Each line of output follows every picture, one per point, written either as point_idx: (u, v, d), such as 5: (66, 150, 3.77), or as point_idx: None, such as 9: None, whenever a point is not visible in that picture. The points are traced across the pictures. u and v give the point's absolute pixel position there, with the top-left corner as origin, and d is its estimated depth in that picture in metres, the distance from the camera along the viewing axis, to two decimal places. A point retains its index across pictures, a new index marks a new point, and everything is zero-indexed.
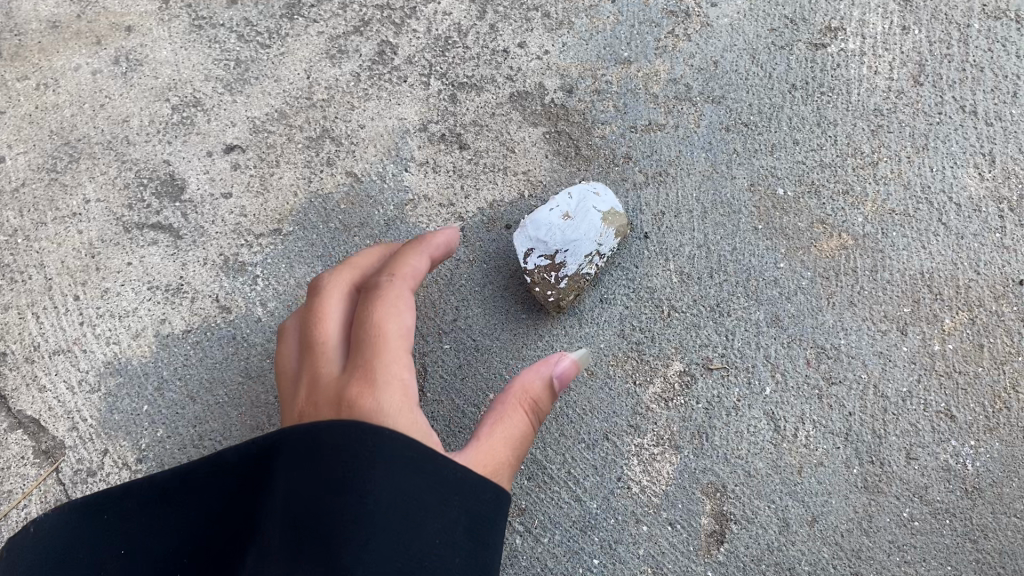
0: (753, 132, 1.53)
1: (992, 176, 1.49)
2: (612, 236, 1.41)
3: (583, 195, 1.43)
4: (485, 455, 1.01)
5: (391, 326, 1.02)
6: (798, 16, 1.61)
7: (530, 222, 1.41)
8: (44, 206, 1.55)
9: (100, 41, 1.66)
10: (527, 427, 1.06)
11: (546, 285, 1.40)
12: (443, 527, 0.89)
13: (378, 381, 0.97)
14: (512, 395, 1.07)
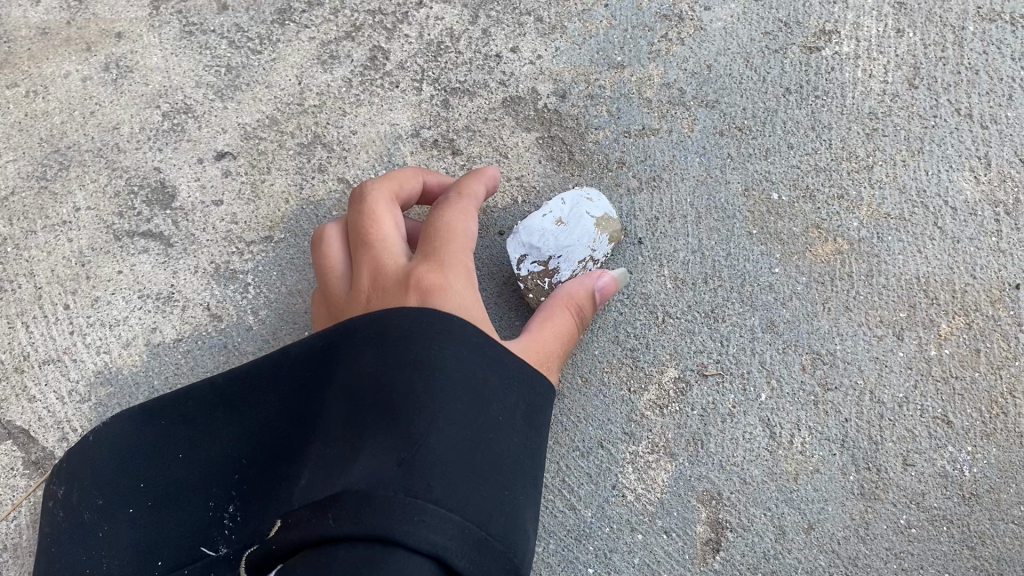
0: (747, 136, 1.52)
1: (988, 179, 1.48)
2: (605, 242, 1.39)
3: (576, 201, 1.40)
4: (536, 345, 1.19)
5: (453, 232, 1.17)
6: (792, 19, 1.60)
7: (523, 227, 1.39)
8: (33, 213, 1.54)
9: (91, 47, 1.65)
10: (572, 327, 1.25)
11: (540, 292, 1.39)
12: (502, 406, 1.02)
13: (443, 273, 1.11)
14: (561, 300, 1.26)
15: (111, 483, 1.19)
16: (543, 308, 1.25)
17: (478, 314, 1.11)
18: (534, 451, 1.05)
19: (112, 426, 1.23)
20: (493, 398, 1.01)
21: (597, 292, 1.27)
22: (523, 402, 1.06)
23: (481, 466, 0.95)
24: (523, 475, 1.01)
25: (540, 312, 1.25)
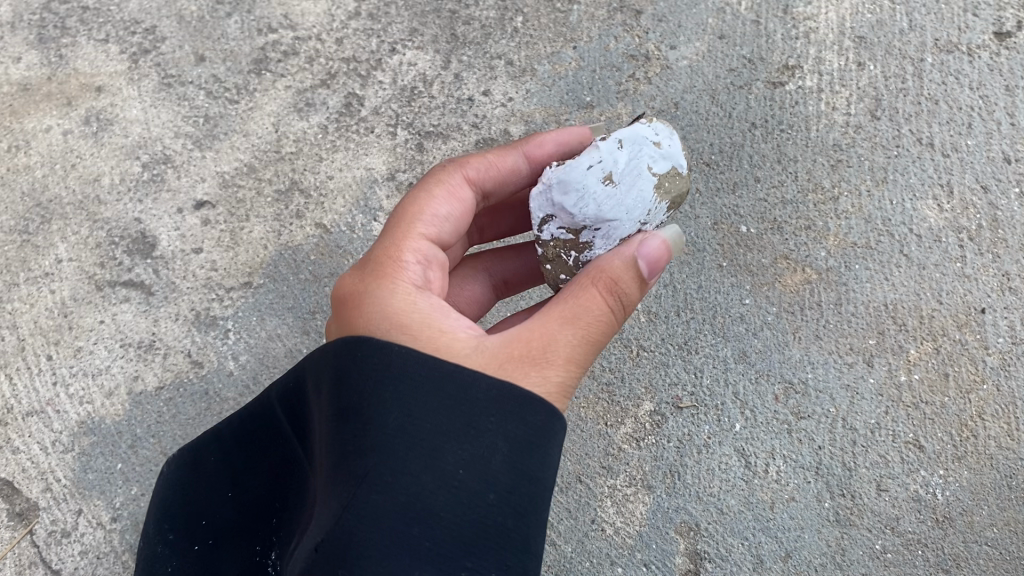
0: (716, 170, 1.55)
1: (951, 207, 1.51)
2: (664, 209, 1.10)
3: (635, 155, 1.07)
4: (530, 334, 0.89)
5: (411, 213, 1.02)
6: (755, 55, 1.64)
7: (557, 176, 1.07)
8: (16, 266, 1.56)
9: (71, 101, 1.69)
10: (603, 312, 0.92)
11: (560, 267, 1.11)
12: (462, 452, 0.81)
13: (384, 265, 0.97)
14: (586, 273, 0.95)
15: (178, 520, 1.15)
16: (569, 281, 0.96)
17: (432, 313, 0.92)
18: (526, 502, 0.83)
19: (170, 469, 1.18)
20: (447, 443, 0.81)
21: (639, 260, 0.93)
22: (508, 436, 0.82)
23: (415, 538, 0.79)
24: (488, 538, 0.80)
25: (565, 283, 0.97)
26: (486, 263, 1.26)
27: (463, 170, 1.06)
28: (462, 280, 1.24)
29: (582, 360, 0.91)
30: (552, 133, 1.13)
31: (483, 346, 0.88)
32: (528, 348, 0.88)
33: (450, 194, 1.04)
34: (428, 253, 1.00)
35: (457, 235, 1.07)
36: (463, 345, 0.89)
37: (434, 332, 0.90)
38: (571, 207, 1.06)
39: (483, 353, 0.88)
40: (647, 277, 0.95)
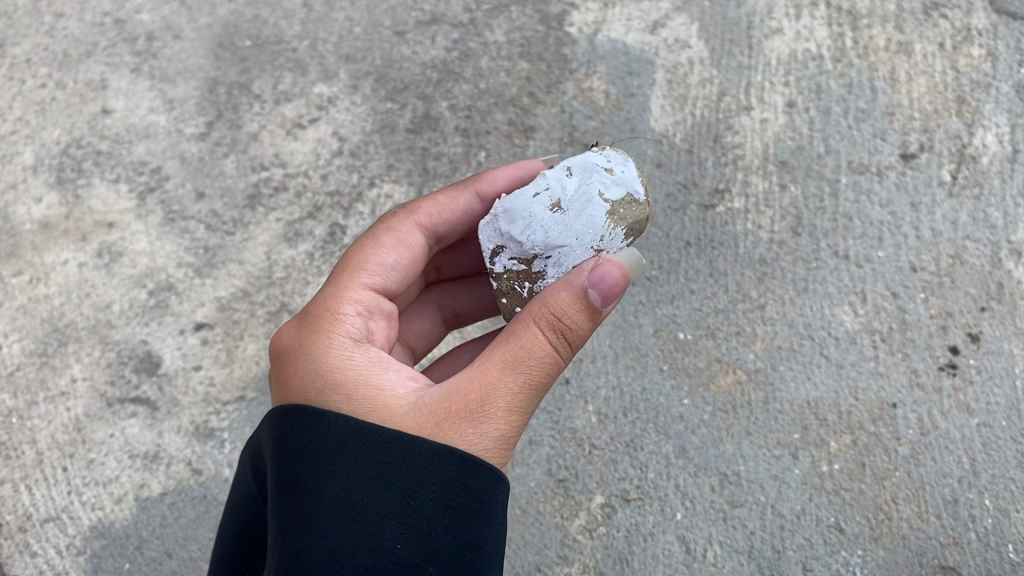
0: (656, 285, 1.75)
1: (865, 312, 1.71)
2: (621, 236, 1.23)
3: (583, 186, 1.23)
4: (470, 388, 1.02)
5: (362, 262, 1.22)
6: (689, 181, 1.86)
7: (505, 207, 1.24)
8: (36, 386, 1.76)
9: (86, 236, 1.91)
10: (543, 354, 1.04)
11: (516, 299, 1.27)
12: (404, 520, 0.92)
13: (328, 317, 1.15)
14: (532, 313, 1.07)
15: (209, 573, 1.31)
16: (515, 321, 1.08)
17: (370, 371, 1.08)
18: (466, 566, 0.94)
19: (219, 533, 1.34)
20: (386, 517, 0.92)
21: (585, 292, 1.06)
22: (447, 505, 0.94)
23: None
24: None
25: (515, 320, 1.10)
26: (437, 297, 1.48)
27: (415, 218, 1.27)
28: (417, 315, 1.46)
29: (523, 402, 1.03)
30: (502, 170, 1.31)
31: (421, 403, 1.03)
32: (468, 400, 1.01)
33: (398, 244, 1.24)
34: (371, 300, 1.20)
35: (409, 274, 1.27)
36: (402, 398, 1.05)
37: (375, 385, 1.06)
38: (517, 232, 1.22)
39: (420, 408, 1.02)
40: (601, 307, 1.07)
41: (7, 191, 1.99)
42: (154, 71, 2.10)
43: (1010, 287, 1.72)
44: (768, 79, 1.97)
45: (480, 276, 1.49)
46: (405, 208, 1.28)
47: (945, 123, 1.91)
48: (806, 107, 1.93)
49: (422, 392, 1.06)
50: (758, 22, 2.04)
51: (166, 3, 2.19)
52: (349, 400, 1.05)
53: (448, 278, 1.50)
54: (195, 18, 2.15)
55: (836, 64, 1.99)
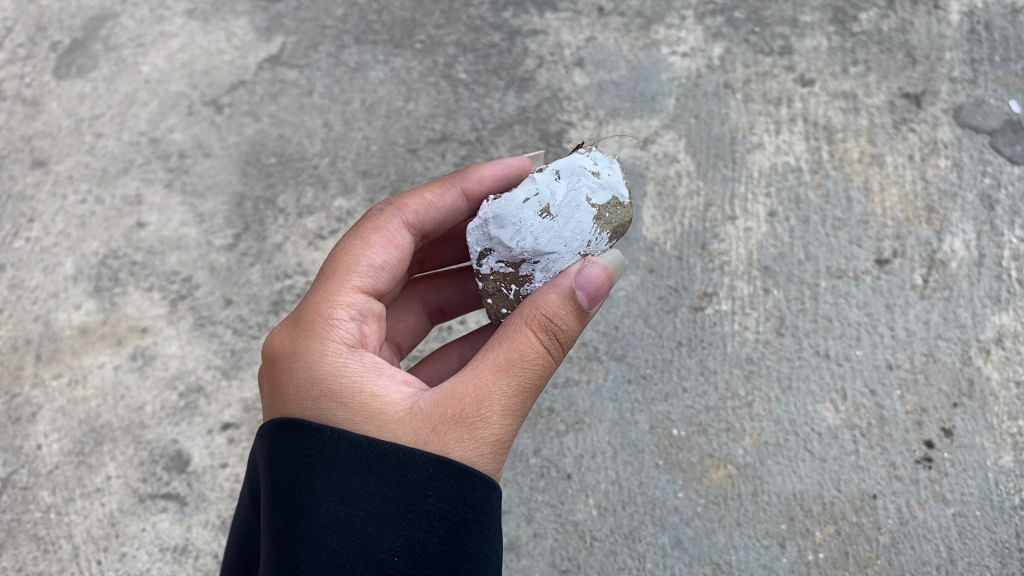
0: (650, 383, 1.89)
1: (845, 408, 1.84)
2: (603, 239, 1.39)
3: (571, 194, 1.37)
4: (463, 395, 1.15)
5: (353, 265, 1.34)
6: (680, 285, 2.01)
7: (496, 214, 1.37)
8: (72, 483, 1.89)
9: (121, 341, 2.06)
10: (529, 363, 1.17)
11: (500, 300, 1.41)
12: (401, 532, 1.06)
13: (322, 324, 1.26)
14: (521, 319, 1.20)
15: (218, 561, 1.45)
16: (505, 326, 1.21)
17: (365, 377, 1.20)
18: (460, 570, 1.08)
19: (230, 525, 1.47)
20: (383, 531, 1.05)
21: (568, 305, 1.20)
22: (443, 516, 1.07)
23: None
24: None
25: (504, 324, 1.23)
26: (420, 293, 1.66)
27: (403, 216, 1.41)
28: (405, 313, 1.63)
29: (515, 402, 1.17)
30: (489, 168, 1.48)
31: (417, 409, 1.15)
32: (465, 403, 1.14)
33: (388, 243, 1.38)
34: (363, 302, 1.32)
35: (399, 267, 1.40)
36: (399, 403, 1.17)
37: (372, 390, 1.19)
38: (506, 238, 1.36)
39: (417, 410, 1.15)
40: (587, 308, 1.22)
41: (49, 299, 2.14)
42: (186, 185, 2.28)
43: (979, 383, 1.85)
44: (750, 190, 2.14)
45: (461, 272, 1.68)
46: (394, 203, 1.43)
47: (916, 230, 2.06)
48: (786, 216, 2.10)
49: (416, 396, 1.18)
50: (740, 137, 2.23)
51: (198, 123, 2.39)
52: (346, 405, 1.17)
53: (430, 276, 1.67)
54: (225, 136, 2.35)
55: (814, 176, 2.16)
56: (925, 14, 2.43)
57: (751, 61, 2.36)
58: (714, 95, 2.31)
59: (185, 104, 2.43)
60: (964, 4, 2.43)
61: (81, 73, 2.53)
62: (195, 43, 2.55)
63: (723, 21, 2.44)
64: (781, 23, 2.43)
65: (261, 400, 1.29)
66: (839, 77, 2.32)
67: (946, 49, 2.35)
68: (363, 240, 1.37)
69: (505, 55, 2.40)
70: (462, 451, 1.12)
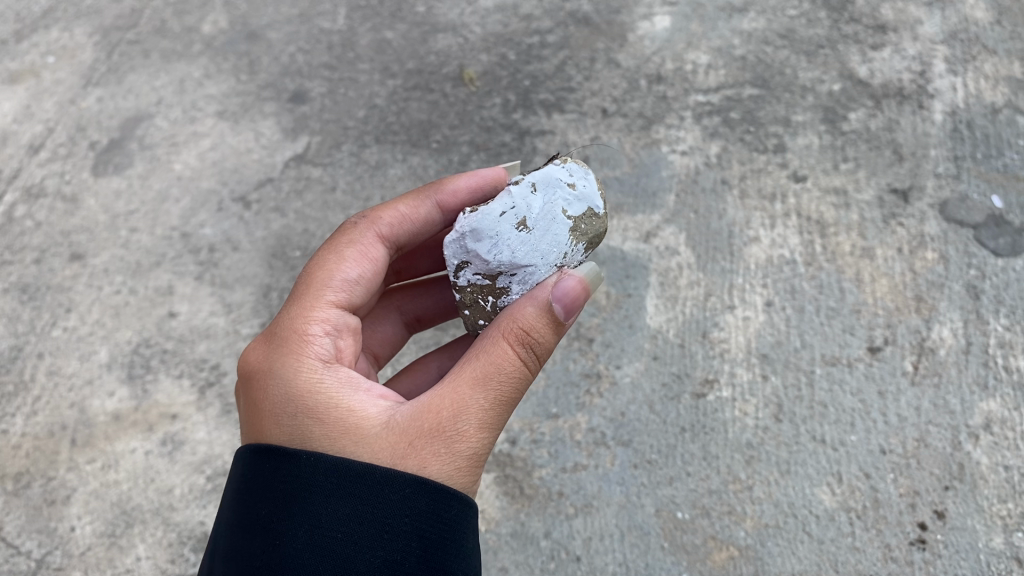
0: (656, 467, 1.99)
1: (842, 491, 1.93)
2: (578, 250, 1.59)
3: (547, 209, 1.57)
4: (441, 411, 1.29)
5: (331, 282, 1.52)
6: (682, 372, 2.12)
7: (474, 228, 1.56)
8: (104, 565, 1.99)
9: (152, 426, 2.17)
10: (501, 380, 1.33)
11: (477, 311, 1.61)
12: (379, 552, 1.17)
13: (301, 346, 1.41)
14: (495, 341, 1.35)
15: None
16: (480, 343, 1.37)
17: (343, 399, 1.34)
18: None
19: None
20: (361, 551, 1.16)
21: (537, 327, 1.36)
22: (419, 536, 1.19)
23: None
24: None
25: (478, 340, 1.39)
26: (397, 305, 1.89)
27: (376, 230, 1.62)
28: (383, 324, 1.87)
29: (489, 414, 1.32)
30: (464, 179, 1.69)
31: (395, 426, 1.29)
32: (442, 416, 1.29)
33: (361, 257, 1.57)
34: (337, 318, 1.49)
35: (375, 276, 1.59)
36: (376, 421, 1.31)
37: (350, 404, 1.33)
38: (485, 251, 1.55)
39: (395, 423, 1.29)
40: (565, 320, 1.39)
41: (84, 385, 2.26)
42: (215, 277, 2.42)
43: (970, 467, 1.94)
44: (748, 281, 2.27)
45: (434, 283, 1.91)
46: (368, 218, 1.63)
47: (906, 318, 2.18)
48: (783, 306, 2.21)
49: (393, 415, 1.32)
50: (737, 230, 2.37)
51: (227, 218, 2.54)
52: (327, 424, 1.30)
53: (408, 288, 1.91)
54: (252, 231, 2.49)
55: (808, 267, 2.28)
56: (911, 114, 2.58)
57: (747, 159, 2.51)
58: (712, 191, 2.46)
59: (215, 200, 2.59)
60: (947, 104, 2.59)
61: (118, 172, 2.70)
62: (225, 142, 2.73)
63: (720, 121, 2.61)
64: (775, 122, 2.59)
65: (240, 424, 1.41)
66: (831, 173, 2.46)
67: (930, 146, 2.50)
68: (338, 255, 1.57)
69: (515, 154, 2.56)
70: (440, 464, 1.26)
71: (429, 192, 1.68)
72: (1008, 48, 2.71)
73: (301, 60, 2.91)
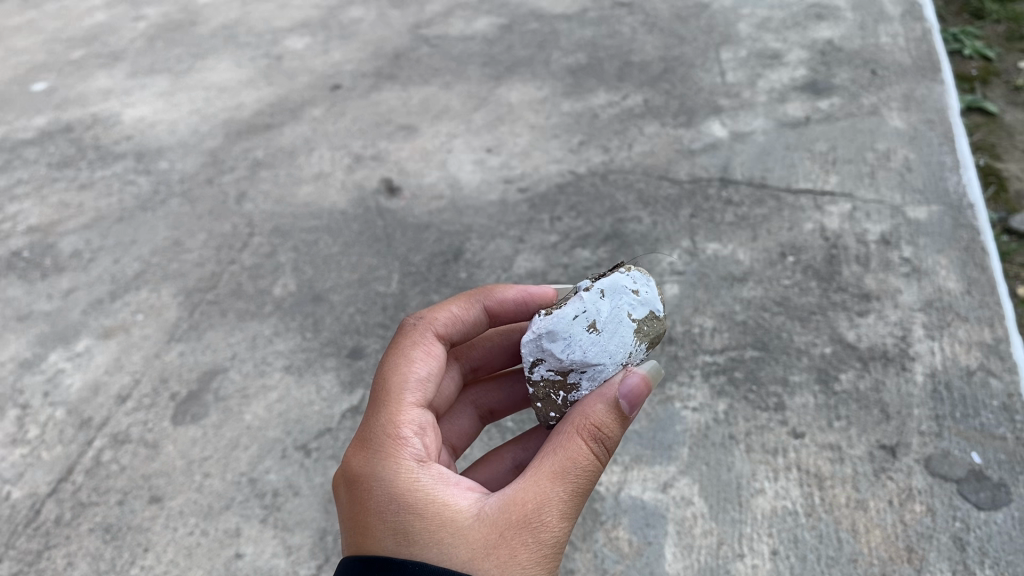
0: None
1: None
2: (640, 349, 2.10)
3: (615, 316, 2.08)
4: (526, 505, 1.68)
5: (410, 384, 1.98)
6: None
7: (553, 330, 2.06)
8: None
9: None
10: (575, 472, 1.72)
11: (548, 404, 2.13)
12: None
13: (397, 451, 1.82)
14: (570, 440, 1.75)
15: None
16: (561, 438, 1.77)
17: (439, 497, 1.73)
18: None
19: None
20: None
21: (603, 425, 1.77)
22: None
23: None
24: None
25: (558, 435, 1.79)
26: (472, 403, 2.43)
27: (434, 331, 2.11)
28: (460, 416, 2.40)
29: (568, 502, 1.70)
30: (511, 290, 2.23)
31: (485, 520, 1.67)
32: (529, 505, 1.68)
33: (429, 358, 2.05)
34: (421, 419, 1.92)
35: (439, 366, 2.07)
36: (468, 516, 1.69)
37: (445, 500, 1.73)
38: (560, 349, 2.05)
39: (486, 514, 1.68)
40: (628, 414, 1.81)
41: None
42: (278, 520, 2.71)
43: None
44: (756, 530, 2.53)
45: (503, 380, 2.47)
46: (424, 319, 2.13)
47: (899, 567, 2.41)
48: (787, 554, 2.46)
49: (483, 509, 1.70)
50: (745, 482, 2.66)
51: (289, 465, 2.86)
52: (425, 520, 1.69)
53: (480, 388, 2.45)
54: (312, 477, 2.81)
55: (809, 517, 2.55)
56: (895, 374, 2.92)
57: (751, 415, 2.84)
58: (721, 444, 2.77)
59: (279, 448, 2.93)
60: (927, 366, 2.93)
61: (195, 420, 3.07)
62: (290, 394, 3.10)
63: (725, 380, 2.96)
64: (774, 381, 2.93)
65: (350, 517, 1.80)
66: (826, 430, 2.77)
67: (914, 405, 2.82)
68: (405, 351, 2.05)
69: None
70: (528, 548, 1.64)
71: (479, 297, 2.21)
72: (978, 315, 3.08)
73: (359, 320, 3.34)
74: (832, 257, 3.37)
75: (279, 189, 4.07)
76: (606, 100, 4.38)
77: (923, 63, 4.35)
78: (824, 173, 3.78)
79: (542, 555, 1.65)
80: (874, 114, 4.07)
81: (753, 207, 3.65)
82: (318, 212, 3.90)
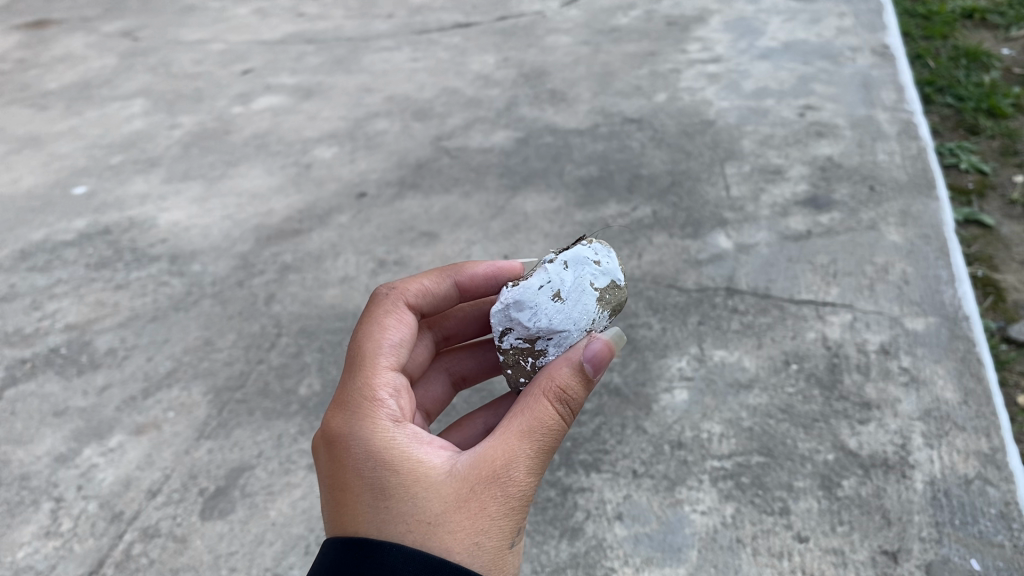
0: None
1: None
2: (602, 316, 2.59)
3: (579, 285, 2.56)
4: (495, 461, 2.04)
5: (384, 352, 2.34)
6: None
7: (523, 302, 2.53)
8: None
9: None
10: (537, 430, 2.09)
11: (519, 368, 2.61)
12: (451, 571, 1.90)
13: (376, 412, 2.17)
14: (535, 403, 2.12)
15: None
16: (528, 402, 2.13)
17: (415, 455, 2.09)
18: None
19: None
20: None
21: (563, 390, 2.14)
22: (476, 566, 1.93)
23: None
24: None
25: (526, 399, 2.15)
26: (445, 368, 2.89)
27: (406, 301, 2.52)
28: (437, 382, 2.85)
29: (532, 459, 2.07)
30: (480, 267, 2.69)
31: (459, 476, 2.03)
32: (498, 461, 2.04)
33: (401, 326, 2.44)
34: (394, 382, 2.28)
35: (410, 331, 2.46)
36: (442, 471, 2.05)
37: (421, 458, 2.08)
38: (527, 317, 2.52)
39: (459, 470, 2.04)
40: (592, 376, 2.19)
41: None
42: None
43: None
44: None
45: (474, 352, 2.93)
46: (395, 289, 2.54)
47: None
48: None
49: (456, 466, 2.06)
50: None
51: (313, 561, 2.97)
52: (404, 475, 2.04)
53: (453, 356, 2.92)
54: None
55: None
56: (896, 481, 3.04)
57: (757, 519, 2.95)
58: (729, 547, 2.88)
59: (303, 544, 3.04)
60: (926, 474, 3.06)
61: (222, 515, 3.19)
62: (314, 491, 3.23)
63: (732, 484, 3.09)
64: (779, 486, 3.06)
65: (332, 468, 2.14)
66: (829, 535, 2.88)
67: (914, 511, 2.93)
68: (376, 318, 2.43)
69: (559, 507, 3.11)
70: (495, 497, 2.01)
71: (449, 274, 2.66)
72: (975, 424, 3.22)
73: None
74: (834, 366, 3.53)
75: (306, 292, 4.28)
76: (618, 211, 4.62)
77: (918, 179, 4.59)
78: (825, 284, 3.97)
79: (509, 506, 2.02)
80: (872, 228, 4.29)
81: (758, 316, 3.82)
82: (342, 313, 4.10)
